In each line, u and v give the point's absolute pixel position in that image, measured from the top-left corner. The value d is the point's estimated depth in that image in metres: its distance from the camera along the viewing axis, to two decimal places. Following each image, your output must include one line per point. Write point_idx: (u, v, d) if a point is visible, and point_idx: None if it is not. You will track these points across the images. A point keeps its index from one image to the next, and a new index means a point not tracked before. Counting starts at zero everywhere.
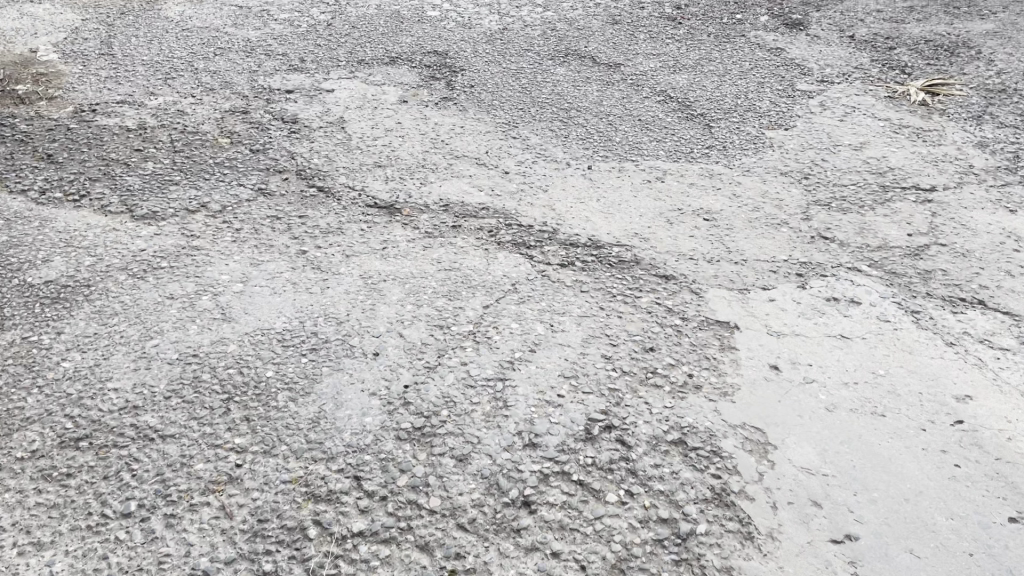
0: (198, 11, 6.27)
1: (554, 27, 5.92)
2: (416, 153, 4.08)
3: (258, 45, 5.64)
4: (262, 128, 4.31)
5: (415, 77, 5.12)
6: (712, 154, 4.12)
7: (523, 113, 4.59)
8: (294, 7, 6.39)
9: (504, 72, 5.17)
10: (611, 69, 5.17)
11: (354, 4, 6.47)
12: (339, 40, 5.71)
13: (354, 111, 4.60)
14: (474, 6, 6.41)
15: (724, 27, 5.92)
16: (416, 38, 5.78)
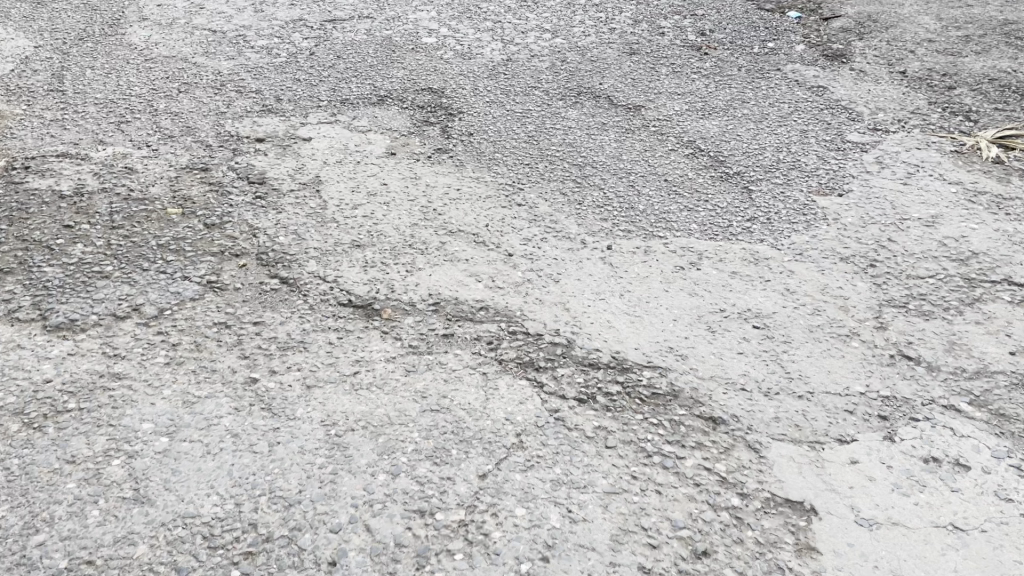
0: (166, 38, 5.63)
1: (563, 59, 5.28)
2: (402, 228, 3.44)
3: (230, 80, 5.00)
4: (222, 192, 3.67)
5: (406, 122, 4.49)
6: (754, 228, 3.46)
7: (530, 171, 3.95)
8: (273, 32, 5.75)
9: (508, 116, 4.53)
10: (631, 112, 4.52)
11: (341, 28, 5.83)
12: (322, 74, 5.07)
13: (332, 168, 3.96)
14: (475, 32, 5.76)
15: (756, 58, 5.26)
16: (410, 71, 5.14)
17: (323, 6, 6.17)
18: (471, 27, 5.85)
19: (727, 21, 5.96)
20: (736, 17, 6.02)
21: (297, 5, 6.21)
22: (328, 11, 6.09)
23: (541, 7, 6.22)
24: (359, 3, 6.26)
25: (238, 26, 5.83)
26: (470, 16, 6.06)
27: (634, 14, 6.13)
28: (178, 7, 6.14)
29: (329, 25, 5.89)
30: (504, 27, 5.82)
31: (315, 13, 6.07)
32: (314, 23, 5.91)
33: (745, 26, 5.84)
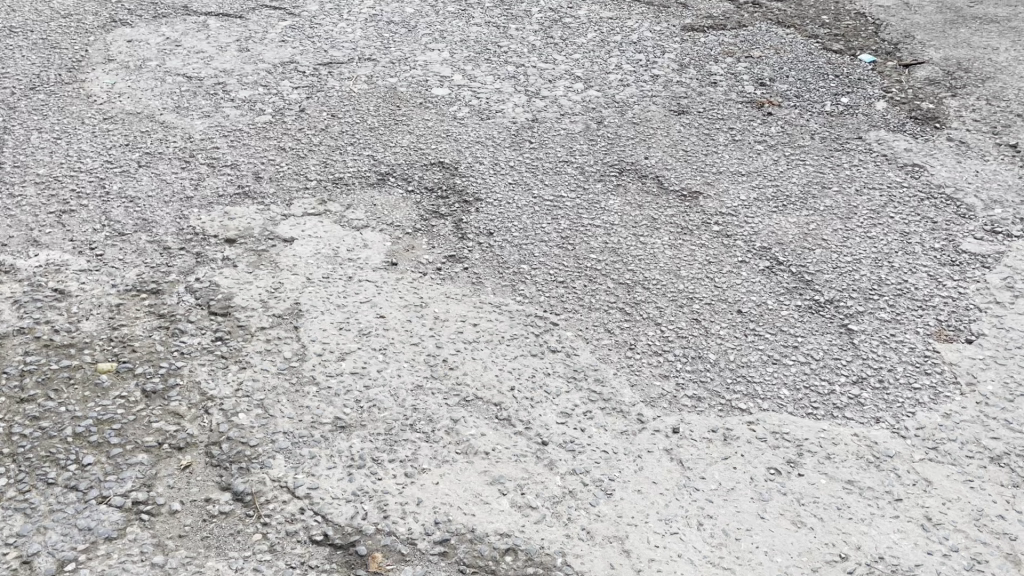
0: (132, 87, 4.86)
1: (599, 122, 4.47)
2: (401, 394, 2.63)
3: (202, 147, 4.21)
4: (172, 333, 2.89)
5: (412, 214, 3.69)
6: (863, 395, 2.64)
7: (565, 294, 3.15)
8: (258, 79, 4.96)
9: (534, 206, 3.72)
10: (686, 202, 3.71)
11: (339, 73, 5.04)
12: (312, 140, 4.28)
13: (318, 289, 3.17)
14: (493, 81, 4.97)
15: (831, 121, 4.42)
16: (417, 134, 4.35)
17: (320, 45, 5.39)
18: (488, 73, 5.06)
19: (787, 66, 5.13)
20: (798, 61, 5.20)
21: (289, 42, 5.44)
22: (324, 51, 5.30)
23: (569, 47, 5.40)
24: (359, 40, 5.47)
25: (218, 70, 5.06)
26: (488, 58, 5.27)
27: (676, 56, 5.31)
28: (151, 46, 5.38)
29: (324, 68, 5.09)
30: (529, 75, 5.03)
31: (307, 53, 5.28)
32: (306, 66, 5.12)
33: (811, 75, 5.01)
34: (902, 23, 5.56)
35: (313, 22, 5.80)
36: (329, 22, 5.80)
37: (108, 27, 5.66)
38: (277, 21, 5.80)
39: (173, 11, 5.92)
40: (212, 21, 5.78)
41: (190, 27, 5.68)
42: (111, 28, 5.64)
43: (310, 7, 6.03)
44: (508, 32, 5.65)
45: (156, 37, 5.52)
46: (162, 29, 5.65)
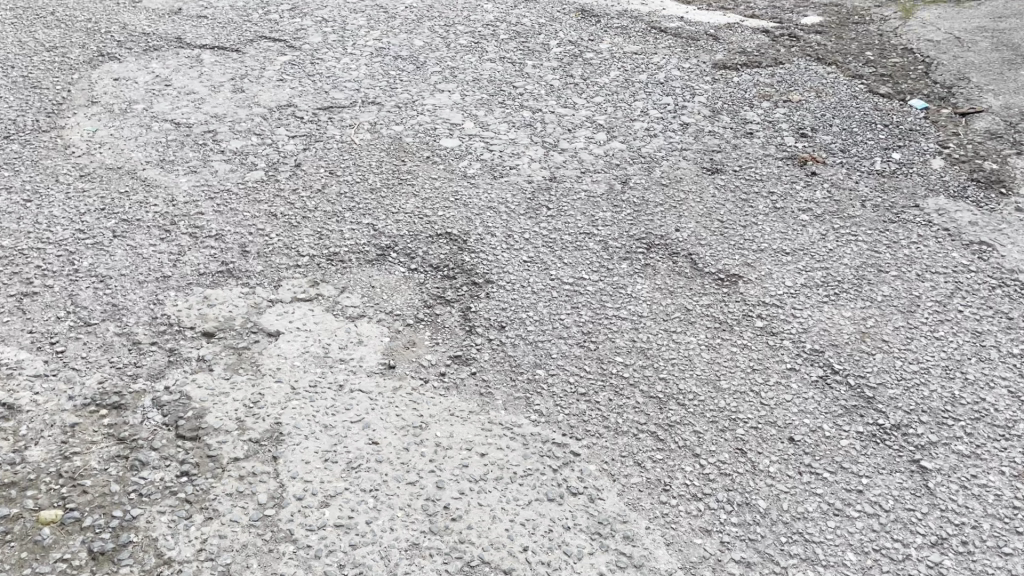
0: (115, 135, 4.48)
1: (624, 182, 4.07)
2: (394, 557, 2.23)
3: (184, 212, 3.82)
4: (131, 466, 2.49)
5: (413, 301, 3.29)
6: (945, 563, 2.25)
7: (588, 411, 2.72)
8: (252, 126, 4.58)
9: (551, 292, 3.30)
10: (724, 288, 3.28)
11: (340, 119, 4.67)
12: (306, 204, 3.89)
13: (302, 401, 2.76)
14: (507, 131, 4.58)
15: (882, 182, 3.99)
16: (423, 196, 3.96)
17: (323, 84, 5.03)
18: (502, 120, 4.69)
19: (829, 113, 4.71)
20: (840, 106, 4.78)
21: (288, 80, 5.08)
22: (325, 92, 4.93)
23: (589, 89, 5.01)
24: (364, 79, 5.12)
25: (209, 115, 4.68)
26: (502, 101, 4.90)
27: (707, 100, 4.90)
28: (139, 85, 5.02)
29: (324, 113, 4.73)
30: (547, 124, 4.65)
31: (307, 94, 4.92)
32: (305, 110, 4.75)
33: (856, 124, 4.58)
34: (955, 62, 5.16)
35: (314, 56, 5.44)
36: (332, 56, 5.44)
37: (94, 62, 5.30)
38: (276, 55, 5.43)
39: (166, 44, 5.56)
40: (207, 55, 5.41)
41: (183, 62, 5.32)
42: (97, 63, 5.28)
43: (313, 40, 5.68)
44: (524, 70, 5.27)
45: (145, 74, 5.16)
46: (153, 65, 5.28)
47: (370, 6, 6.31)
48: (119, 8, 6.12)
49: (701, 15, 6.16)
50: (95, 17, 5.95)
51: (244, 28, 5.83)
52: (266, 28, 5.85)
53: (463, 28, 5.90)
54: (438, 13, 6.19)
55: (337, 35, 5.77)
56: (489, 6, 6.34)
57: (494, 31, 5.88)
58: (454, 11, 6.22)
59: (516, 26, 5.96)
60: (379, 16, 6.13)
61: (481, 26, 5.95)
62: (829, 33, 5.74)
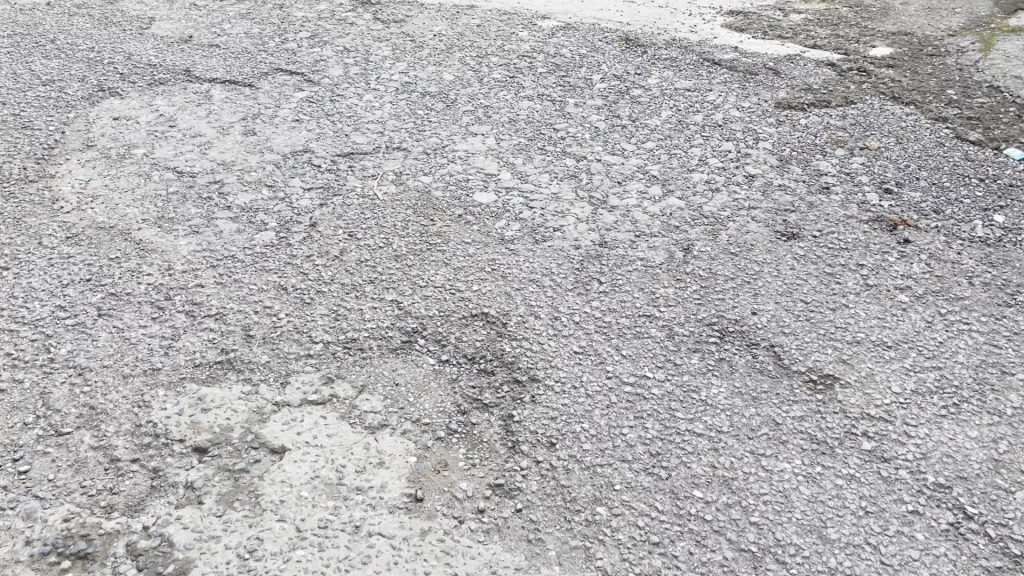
0: (109, 186, 4.00)
1: (686, 249, 3.53)
2: None
3: (181, 284, 3.33)
4: None
5: (445, 405, 2.76)
6: None
7: (664, 570, 2.19)
8: (264, 177, 4.11)
9: (608, 396, 2.76)
10: (817, 395, 2.74)
11: (361, 168, 4.18)
12: (321, 274, 3.39)
13: (309, 551, 2.24)
14: (548, 183, 4.08)
15: (989, 253, 3.44)
16: (455, 265, 3.45)
17: (345, 126, 4.56)
18: (543, 171, 4.19)
19: (914, 163, 4.15)
20: (926, 154, 4.22)
21: (305, 121, 4.61)
22: (346, 136, 4.46)
23: (638, 134, 4.49)
24: (388, 119, 4.65)
25: (216, 162, 4.21)
26: (541, 146, 4.40)
27: (773, 146, 4.36)
28: (140, 126, 4.55)
29: (344, 161, 4.25)
30: (593, 175, 4.13)
31: (325, 138, 4.44)
32: (323, 157, 4.28)
33: (947, 176, 4.02)
34: None
35: (334, 92, 4.97)
36: (354, 93, 4.96)
37: (93, 98, 4.84)
38: (293, 91, 4.97)
39: (173, 77, 5.10)
40: (216, 91, 4.95)
41: (190, 99, 4.86)
42: (96, 99, 4.82)
43: (333, 73, 5.21)
44: (564, 110, 4.77)
45: (148, 113, 4.70)
46: (157, 102, 4.82)
47: (396, 33, 5.84)
48: (124, 37, 5.68)
49: (756, 45, 5.64)
50: (97, 46, 5.50)
51: (259, 59, 5.37)
52: (282, 59, 5.39)
53: (496, 60, 5.41)
54: (469, 42, 5.70)
55: (361, 67, 5.30)
56: (525, 35, 5.85)
57: (531, 62, 5.38)
58: (486, 40, 5.74)
59: (554, 57, 5.46)
60: (405, 44, 5.66)
61: (515, 58, 5.46)
62: (902, 66, 5.19)
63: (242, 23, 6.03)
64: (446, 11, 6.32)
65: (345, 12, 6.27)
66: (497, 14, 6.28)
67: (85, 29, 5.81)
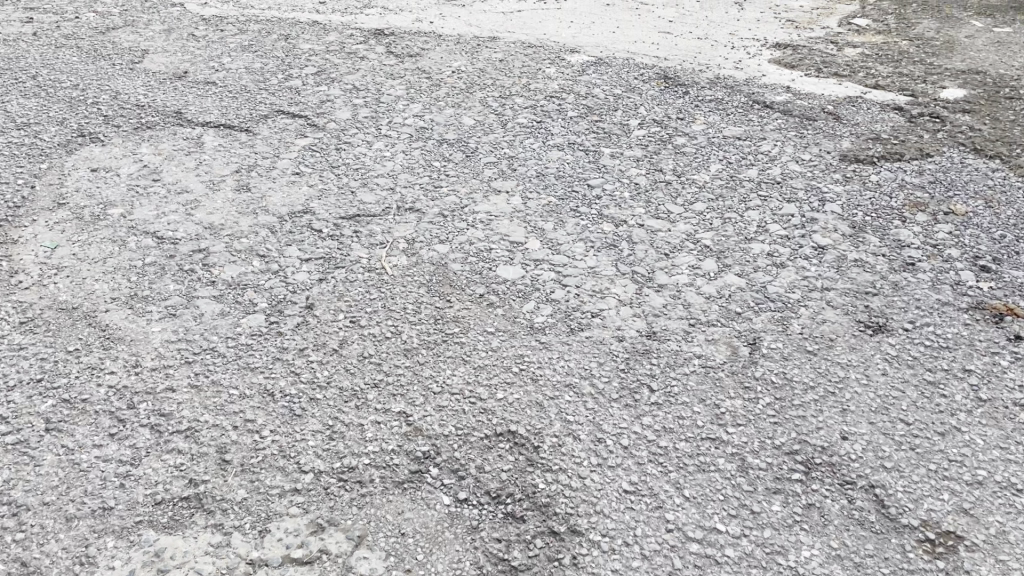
0: (77, 255, 3.49)
1: (751, 344, 2.96)
2: None
3: (149, 388, 2.79)
4: None
5: (462, 566, 2.19)
6: None
7: None
8: (257, 244, 3.57)
9: (670, 558, 2.18)
10: (937, 563, 2.16)
11: (369, 233, 3.65)
12: (317, 375, 2.84)
13: None
14: (584, 254, 3.53)
15: None
16: (476, 363, 2.89)
17: (351, 182, 4.03)
18: (576, 238, 3.63)
19: (1011, 233, 3.58)
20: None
21: (306, 175, 4.09)
22: (352, 193, 3.94)
23: (684, 194, 3.94)
24: (400, 173, 4.12)
25: (202, 225, 3.68)
26: (574, 207, 3.85)
27: (842, 209, 3.79)
28: (120, 179, 4.03)
29: (349, 224, 3.72)
30: (635, 245, 3.57)
31: (328, 196, 3.92)
32: (325, 219, 3.74)
33: None
34: None
35: (341, 139, 4.45)
36: (362, 140, 4.44)
37: (71, 145, 4.32)
38: (295, 137, 4.45)
39: (161, 119, 4.59)
40: (208, 137, 4.43)
41: (179, 146, 4.34)
42: (73, 146, 4.30)
43: (340, 116, 4.69)
44: (598, 163, 4.23)
45: (131, 163, 4.18)
46: (142, 150, 4.30)
47: (410, 69, 5.32)
48: (112, 73, 5.17)
49: (810, 86, 5.09)
50: (82, 83, 5.00)
51: (258, 99, 4.86)
52: (284, 99, 4.88)
53: (521, 101, 4.88)
54: (491, 80, 5.17)
55: (371, 109, 4.78)
56: (552, 71, 5.32)
57: (560, 104, 4.84)
58: (510, 77, 5.21)
59: (585, 98, 4.92)
60: (420, 82, 5.13)
61: (542, 98, 4.92)
62: (979, 111, 4.62)
63: (243, 56, 5.52)
64: (465, 44, 5.80)
65: (356, 44, 5.76)
66: (521, 47, 5.75)
67: (70, 63, 5.31)
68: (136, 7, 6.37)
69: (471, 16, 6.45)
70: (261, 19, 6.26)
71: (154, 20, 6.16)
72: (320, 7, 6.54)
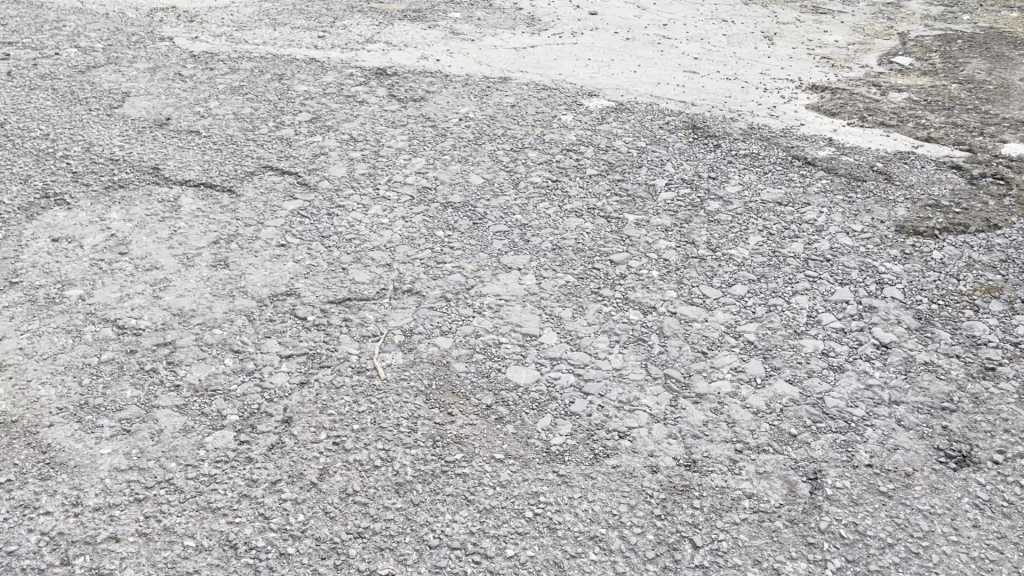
0: (24, 349, 3.03)
1: (811, 479, 2.48)
2: None
3: (89, 537, 2.32)
4: None
5: None
6: None
7: None
8: (231, 336, 3.11)
9: None
10: None
11: (361, 322, 3.19)
12: (290, 518, 2.37)
13: None
14: (608, 348, 3.05)
15: None
16: (483, 502, 2.41)
17: (344, 256, 3.59)
18: (599, 329, 3.16)
19: None
20: None
21: (293, 247, 3.64)
22: (343, 271, 3.48)
23: (720, 274, 3.47)
24: (399, 245, 3.67)
25: (170, 313, 3.22)
26: (594, 290, 3.38)
27: (903, 295, 3.32)
28: (83, 252, 3.58)
29: (339, 309, 3.26)
30: (667, 339, 3.09)
31: (316, 274, 3.46)
32: (311, 303, 3.28)
33: None
34: None
35: (334, 201, 4.00)
36: (358, 202, 4.00)
37: (33, 208, 3.87)
38: (282, 199, 4.00)
39: (136, 178, 4.14)
40: (186, 199, 3.98)
41: (153, 210, 3.89)
42: (35, 210, 3.85)
43: (335, 173, 4.25)
44: (621, 233, 3.76)
45: (97, 231, 3.73)
46: (111, 214, 3.85)
47: (413, 116, 4.87)
48: (86, 120, 4.73)
49: (854, 138, 4.63)
50: (53, 133, 4.55)
51: (245, 152, 4.41)
52: (274, 151, 4.43)
53: (535, 156, 4.42)
54: (501, 129, 4.72)
55: (369, 165, 4.34)
56: (569, 119, 4.87)
57: (578, 160, 4.39)
58: (522, 126, 4.76)
59: (606, 152, 4.46)
60: (424, 131, 4.69)
61: (558, 153, 4.46)
62: None
63: (232, 99, 5.08)
64: (474, 85, 5.34)
65: (355, 86, 5.31)
66: (534, 90, 5.29)
67: (42, 108, 4.87)
68: (121, 43, 5.94)
69: (481, 52, 5.99)
70: (254, 55, 5.81)
71: (138, 56, 5.72)
72: (319, 42, 6.09)
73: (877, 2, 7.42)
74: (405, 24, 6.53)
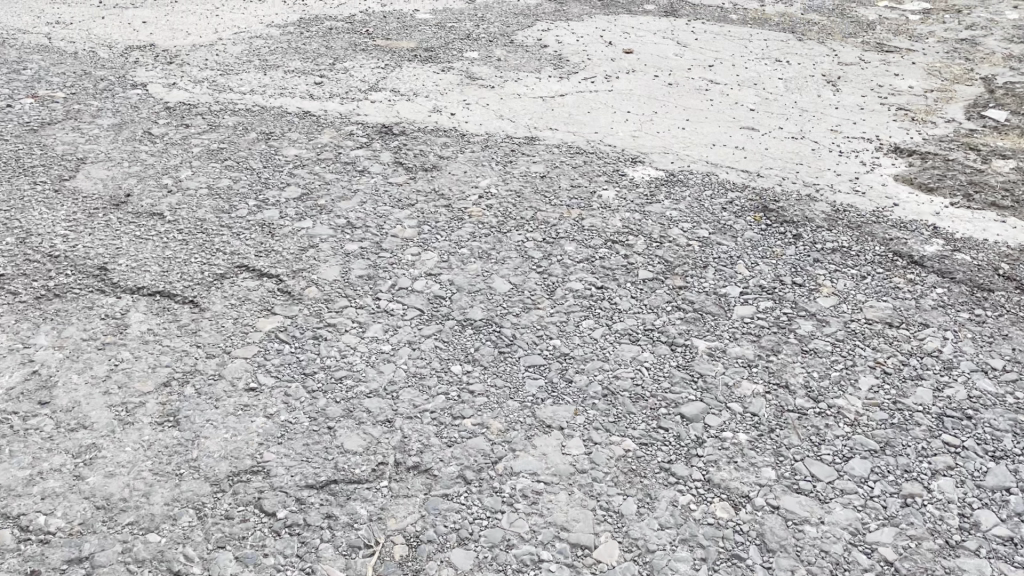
0: None
1: None
2: None
3: None
4: None
5: None
6: None
7: None
8: (171, 546, 2.26)
9: None
10: None
11: (351, 520, 2.34)
12: None
13: None
14: (692, 572, 2.19)
15: None
16: None
17: (332, 406, 2.74)
18: (676, 534, 2.31)
19: None
20: None
21: (265, 393, 2.79)
22: (330, 432, 2.64)
23: (830, 441, 2.61)
24: (405, 388, 2.83)
25: (94, 505, 2.38)
26: (664, 466, 2.53)
27: None
28: None
29: (322, 498, 2.41)
30: (771, 556, 2.24)
31: (294, 437, 2.62)
32: (284, 488, 2.44)
33: None
34: None
35: (322, 317, 3.16)
36: (354, 320, 3.16)
37: None
38: (257, 315, 3.16)
39: (77, 283, 3.31)
40: (136, 316, 3.15)
41: (91, 332, 3.06)
42: None
43: (325, 275, 3.41)
44: (692, 370, 2.91)
45: (15, 365, 2.89)
46: (36, 339, 3.02)
47: (423, 192, 4.04)
48: (28, 198, 3.91)
49: (964, 224, 3.77)
50: None
51: (216, 244, 3.58)
52: (252, 243, 3.60)
53: (573, 250, 3.58)
54: (531, 211, 3.88)
55: (368, 262, 3.50)
56: (611, 196, 4.02)
57: (627, 255, 3.54)
58: (555, 207, 3.92)
59: (660, 245, 3.61)
60: (436, 214, 3.85)
61: (601, 245, 3.62)
62: None
63: (207, 167, 4.26)
64: (496, 148, 4.51)
65: (354, 149, 4.48)
66: (566, 154, 4.45)
67: None
68: (86, 91, 5.13)
69: (503, 102, 5.15)
70: (239, 107, 4.99)
71: (103, 109, 4.90)
72: (315, 89, 5.26)
73: (948, 38, 6.55)
74: (416, 66, 5.70)
